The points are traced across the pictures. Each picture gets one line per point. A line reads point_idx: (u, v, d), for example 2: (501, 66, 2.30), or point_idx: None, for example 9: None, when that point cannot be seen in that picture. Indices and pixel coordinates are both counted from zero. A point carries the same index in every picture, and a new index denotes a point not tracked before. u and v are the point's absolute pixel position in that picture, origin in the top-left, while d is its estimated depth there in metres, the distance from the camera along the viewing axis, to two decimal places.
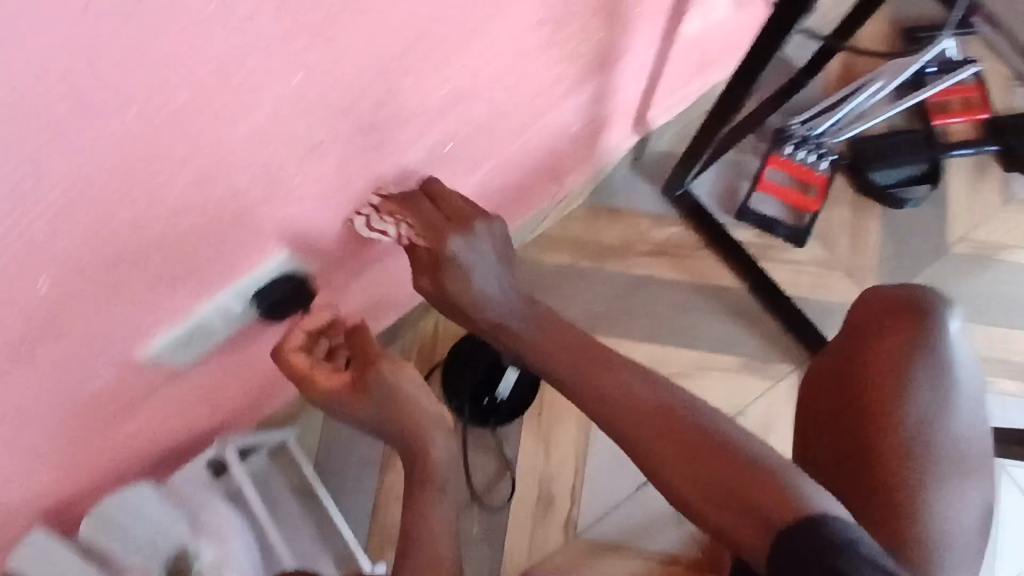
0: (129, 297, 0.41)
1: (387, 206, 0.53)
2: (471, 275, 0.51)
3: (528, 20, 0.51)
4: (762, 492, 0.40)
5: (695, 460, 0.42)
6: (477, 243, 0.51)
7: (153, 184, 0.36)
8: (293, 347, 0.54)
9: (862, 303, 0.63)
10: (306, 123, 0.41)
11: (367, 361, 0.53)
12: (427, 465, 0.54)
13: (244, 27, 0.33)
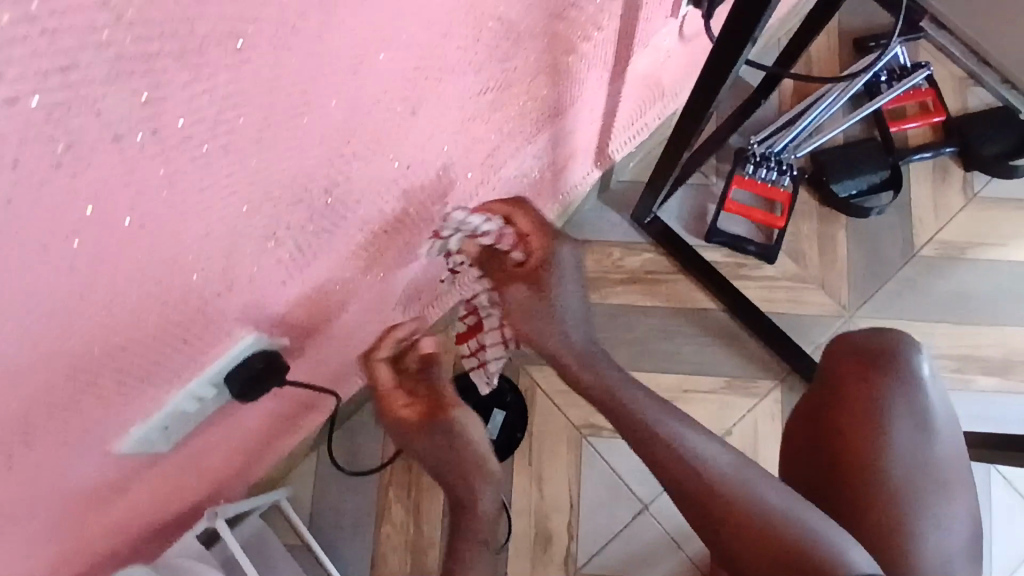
0: (85, 418, 0.42)
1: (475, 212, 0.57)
2: (563, 290, 0.56)
3: (467, 90, 0.46)
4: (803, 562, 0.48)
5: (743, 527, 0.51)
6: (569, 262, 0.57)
7: (86, 326, 0.35)
8: (381, 356, 0.59)
9: (830, 355, 0.64)
10: (241, 240, 0.40)
11: (439, 403, 0.59)
12: (473, 514, 0.58)
13: (170, 183, 0.32)
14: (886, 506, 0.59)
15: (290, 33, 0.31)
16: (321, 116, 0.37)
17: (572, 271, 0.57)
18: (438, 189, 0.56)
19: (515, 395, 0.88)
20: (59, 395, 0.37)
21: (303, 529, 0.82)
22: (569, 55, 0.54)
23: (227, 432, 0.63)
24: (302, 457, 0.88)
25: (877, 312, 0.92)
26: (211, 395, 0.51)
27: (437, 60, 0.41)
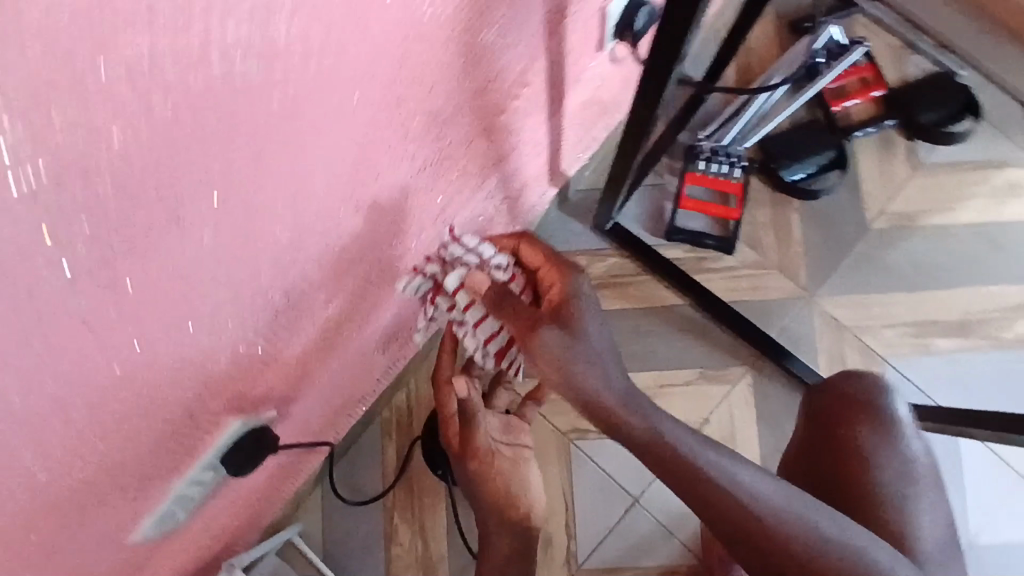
0: (98, 524, 0.46)
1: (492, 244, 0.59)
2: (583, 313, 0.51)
3: (404, 173, 0.49)
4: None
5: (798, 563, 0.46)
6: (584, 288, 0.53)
7: (88, 457, 0.39)
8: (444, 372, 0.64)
9: (815, 398, 0.70)
10: (213, 351, 0.44)
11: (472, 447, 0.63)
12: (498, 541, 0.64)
13: (134, 333, 0.35)
14: (863, 512, 0.65)
15: (226, 192, 0.34)
16: (267, 235, 0.40)
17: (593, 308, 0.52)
18: (396, 254, 0.60)
19: None
20: (73, 514, 0.42)
21: (318, 562, 0.87)
22: (501, 114, 0.57)
23: (233, 495, 0.68)
24: (308, 495, 0.93)
25: (837, 290, 0.96)
26: (211, 476, 0.55)
27: (370, 162, 0.45)
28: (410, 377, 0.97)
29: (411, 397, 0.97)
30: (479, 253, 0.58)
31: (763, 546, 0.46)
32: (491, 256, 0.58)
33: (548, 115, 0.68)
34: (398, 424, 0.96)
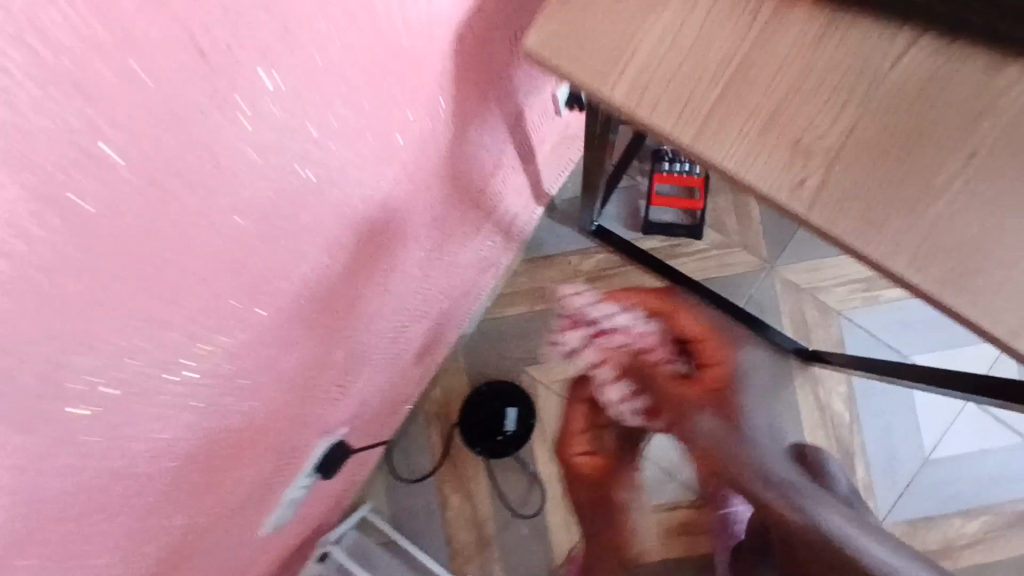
0: (247, 526, 0.68)
1: None
2: None
3: (419, 254, 0.68)
4: None
5: None
6: None
7: (241, 487, 0.60)
8: None
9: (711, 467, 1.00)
10: (309, 403, 0.65)
11: None
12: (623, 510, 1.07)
13: (261, 410, 0.55)
14: None
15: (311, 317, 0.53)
16: (335, 326, 0.60)
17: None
18: (419, 301, 0.79)
19: (521, 393, 1.16)
20: (233, 521, 0.63)
21: (390, 531, 1.11)
22: (487, 188, 0.74)
23: (324, 492, 0.89)
24: (374, 478, 1.16)
25: (795, 258, 1.13)
26: (311, 480, 0.77)
27: (397, 259, 0.64)
28: (442, 372, 1.18)
29: (445, 389, 1.18)
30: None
31: None
32: None
33: (520, 160, 0.79)
34: (439, 412, 1.17)
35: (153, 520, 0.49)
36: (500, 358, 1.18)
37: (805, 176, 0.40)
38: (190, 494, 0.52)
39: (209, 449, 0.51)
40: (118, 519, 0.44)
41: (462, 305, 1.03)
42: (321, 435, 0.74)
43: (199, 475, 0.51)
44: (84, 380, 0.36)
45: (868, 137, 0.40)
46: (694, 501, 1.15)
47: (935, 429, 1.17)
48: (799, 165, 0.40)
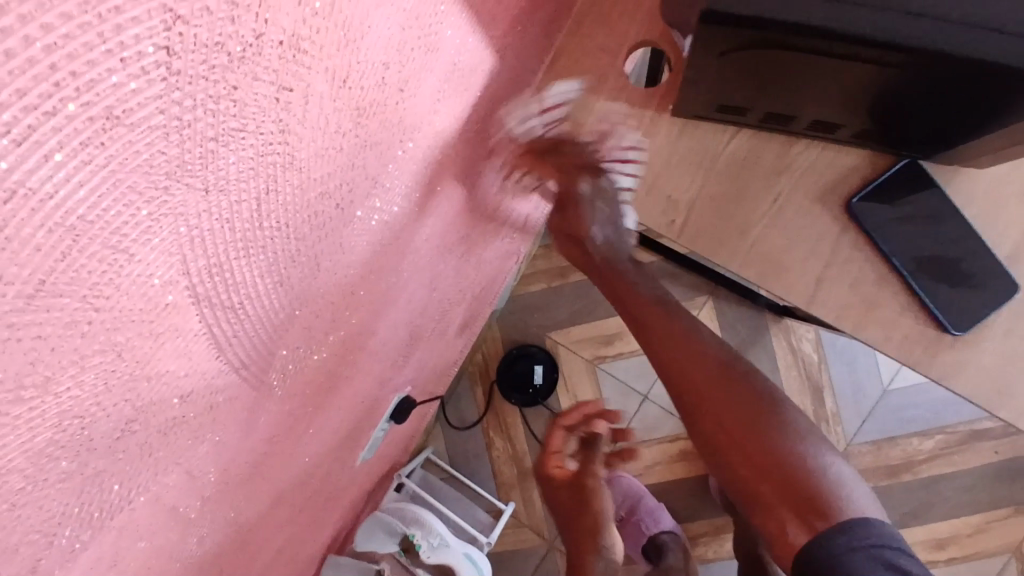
0: (348, 456, 0.99)
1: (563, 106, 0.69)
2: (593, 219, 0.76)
3: (455, 259, 0.96)
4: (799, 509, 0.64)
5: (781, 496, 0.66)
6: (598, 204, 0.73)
7: (345, 427, 0.90)
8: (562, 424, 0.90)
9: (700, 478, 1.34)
10: (387, 368, 0.94)
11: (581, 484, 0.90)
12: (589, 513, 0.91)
13: (358, 377, 0.84)
14: None
15: (388, 313, 0.82)
16: (403, 316, 0.89)
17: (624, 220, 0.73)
18: (457, 290, 1.07)
19: (546, 353, 1.44)
20: (341, 451, 0.94)
21: (448, 468, 1.44)
22: (501, 205, 1.02)
23: (396, 436, 1.20)
24: (432, 426, 1.47)
25: None
26: (387, 424, 1.08)
27: (441, 267, 0.92)
28: (481, 340, 1.47)
29: (484, 353, 1.47)
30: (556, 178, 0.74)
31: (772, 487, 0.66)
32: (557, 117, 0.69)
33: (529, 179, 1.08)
34: (480, 372, 1.47)
35: (302, 451, 0.78)
36: (527, 326, 1.46)
37: (674, 219, 0.67)
38: (319, 434, 0.81)
39: (329, 405, 0.80)
40: (285, 453, 0.73)
41: (493, 287, 1.31)
42: (393, 392, 1.04)
43: (324, 421, 0.81)
44: (280, 385, 0.62)
45: (714, 190, 0.66)
46: None
47: (896, 373, 1.41)
48: (671, 213, 0.67)
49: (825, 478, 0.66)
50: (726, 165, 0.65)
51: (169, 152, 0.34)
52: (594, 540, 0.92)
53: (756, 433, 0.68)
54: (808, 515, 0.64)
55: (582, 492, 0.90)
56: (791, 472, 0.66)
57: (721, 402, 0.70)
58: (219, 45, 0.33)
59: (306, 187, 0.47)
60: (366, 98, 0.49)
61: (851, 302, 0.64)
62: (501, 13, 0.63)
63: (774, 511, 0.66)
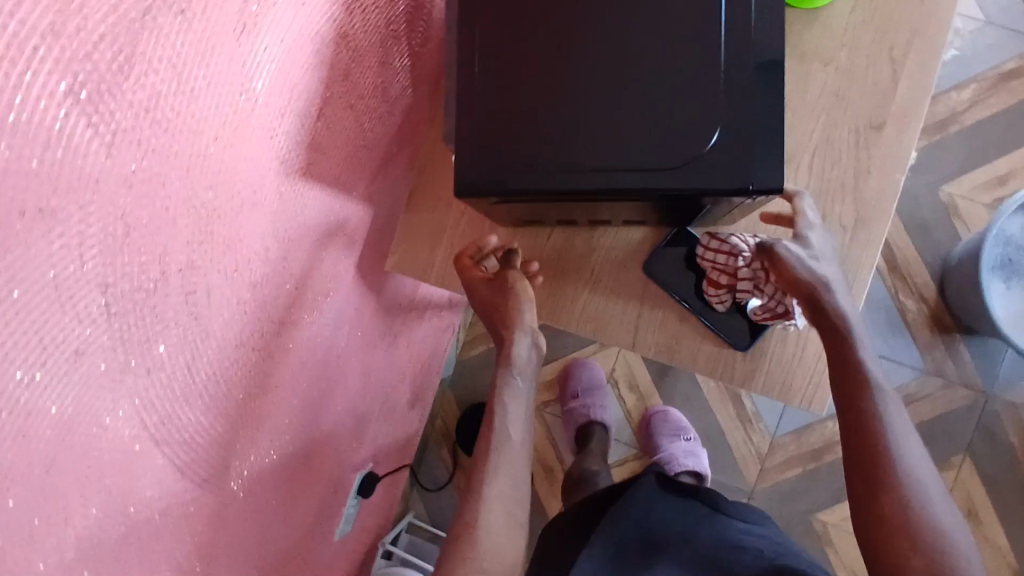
0: (325, 534, 1.16)
1: (719, 242, 0.79)
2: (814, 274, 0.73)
3: (386, 350, 1.17)
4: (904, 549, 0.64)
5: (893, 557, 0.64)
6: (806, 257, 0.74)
7: (314, 510, 1.08)
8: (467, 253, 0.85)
9: None
10: (344, 451, 1.13)
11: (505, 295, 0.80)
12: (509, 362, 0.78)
13: (315, 465, 1.03)
14: None
15: (331, 409, 1.02)
16: (347, 408, 1.08)
17: (807, 250, 0.75)
18: (397, 372, 1.27)
19: None
20: (315, 531, 1.11)
21: (430, 528, 1.59)
22: (417, 298, 1.23)
23: (371, 507, 1.36)
24: (409, 493, 1.64)
25: None
26: (356, 500, 1.25)
27: (373, 359, 1.12)
28: (438, 408, 1.66)
29: (443, 417, 1.66)
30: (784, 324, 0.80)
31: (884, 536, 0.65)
32: (718, 248, 0.79)
33: None
34: (443, 436, 1.65)
35: (276, 534, 0.96)
36: (475, 386, 1.66)
37: None
38: (289, 521, 0.99)
39: (293, 492, 0.98)
40: (261, 540, 0.91)
41: (435, 360, 1.50)
42: (355, 470, 1.22)
43: (291, 509, 0.98)
44: (241, 485, 0.80)
45: (547, 272, 0.86)
46: (638, 456, 1.62)
47: None
48: None
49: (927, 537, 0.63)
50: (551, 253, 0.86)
51: (119, 357, 0.53)
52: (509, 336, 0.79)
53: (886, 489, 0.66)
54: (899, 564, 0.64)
55: (502, 285, 0.80)
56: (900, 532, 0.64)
57: (865, 418, 0.70)
58: (137, 287, 0.53)
59: (225, 344, 0.67)
60: (257, 274, 0.69)
61: (661, 338, 0.84)
62: (359, 175, 0.84)
63: (898, 557, 0.64)
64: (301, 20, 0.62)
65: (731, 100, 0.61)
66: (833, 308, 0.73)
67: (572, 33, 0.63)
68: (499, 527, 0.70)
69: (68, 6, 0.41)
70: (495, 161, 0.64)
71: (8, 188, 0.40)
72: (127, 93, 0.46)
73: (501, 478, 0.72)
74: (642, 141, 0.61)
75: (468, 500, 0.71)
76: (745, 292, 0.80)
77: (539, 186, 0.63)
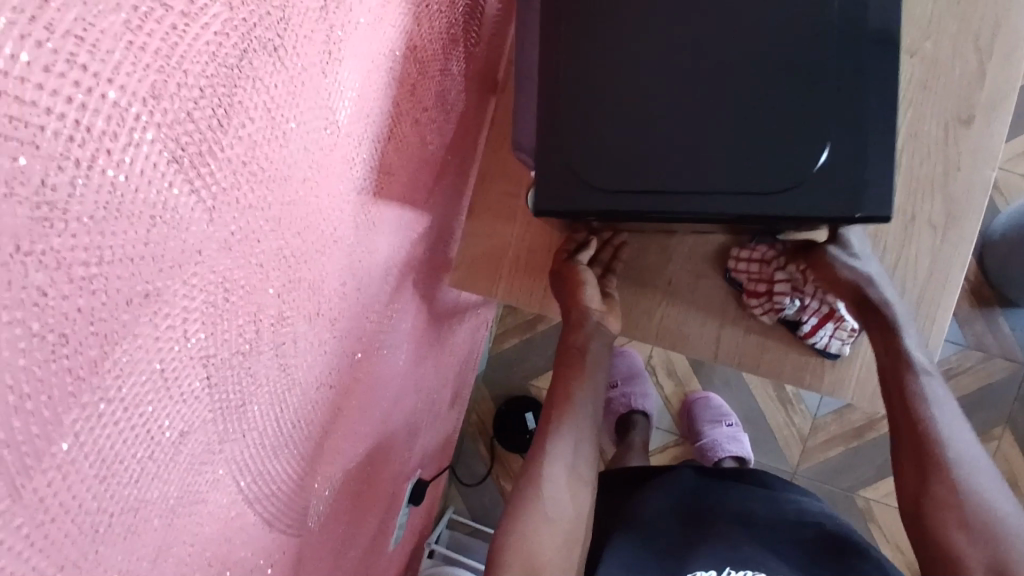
0: (382, 545, 1.13)
1: (751, 255, 0.82)
2: (855, 266, 0.75)
3: (434, 357, 1.13)
4: (944, 533, 0.65)
5: (935, 539, 0.65)
6: (847, 251, 0.76)
7: (373, 526, 1.05)
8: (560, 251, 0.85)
9: None
10: (399, 463, 1.10)
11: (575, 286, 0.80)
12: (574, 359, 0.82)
13: (375, 484, 1.00)
14: None
15: (390, 426, 0.98)
16: (403, 421, 1.05)
17: (848, 251, 0.76)
18: (441, 376, 1.23)
19: (532, 400, 1.59)
20: (374, 546, 1.08)
21: (472, 523, 1.57)
22: (462, 300, 1.18)
23: (418, 512, 1.34)
24: (449, 489, 1.62)
25: None
26: (407, 508, 1.22)
27: (424, 368, 1.08)
28: (474, 402, 1.63)
29: (478, 412, 1.63)
30: (828, 329, 0.79)
31: (925, 520, 0.66)
32: (751, 258, 0.82)
33: None
34: (480, 430, 1.63)
35: (342, 560, 0.93)
36: (510, 379, 1.62)
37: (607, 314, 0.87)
38: (353, 543, 0.96)
39: (356, 515, 0.94)
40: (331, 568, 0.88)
41: (472, 356, 1.46)
42: (406, 480, 1.18)
43: (355, 531, 0.96)
44: (316, 521, 0.77)
45: (626, 281, 0.86)
46: (680, 441, 1.61)
47: None
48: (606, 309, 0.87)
49: (969, 519, 0.64)
50: (615, 254, 0.85)
51: (218, 427, 0.49)
52: (586, 323, 0.81)
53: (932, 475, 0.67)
54: (939, 548, 0.65)
55: (567, 278, 0.81)
56: (942, 515, 0.65)
57: (913, 412, 0.70)
58: (234, 351, 0.48)
59: (308, 390, 0.63)
60: (335, 311, 0.64)
61: (749, 349, 0.84)
62: (420, 189, 0.79)
63: (951, 539, 0.64)
64: (378, 39, 0.57)
65: (848, 129, 0.62)
66: (879, 299, 0.74)
67: (684, 61, 0.64)
68: (563, 480, 0.76)
69: (168, 62, 0.35)
70: (611, 181, 0.65)
71: (113, 281, 0.35)
72: (225, 149, 0.41)
73: (565, 441, 0.78)
74: (758, 166, 0.62)
75: (536, 454, 0.77)
76: (784, 296, 0.80)
77: (651, 207, 0.64)
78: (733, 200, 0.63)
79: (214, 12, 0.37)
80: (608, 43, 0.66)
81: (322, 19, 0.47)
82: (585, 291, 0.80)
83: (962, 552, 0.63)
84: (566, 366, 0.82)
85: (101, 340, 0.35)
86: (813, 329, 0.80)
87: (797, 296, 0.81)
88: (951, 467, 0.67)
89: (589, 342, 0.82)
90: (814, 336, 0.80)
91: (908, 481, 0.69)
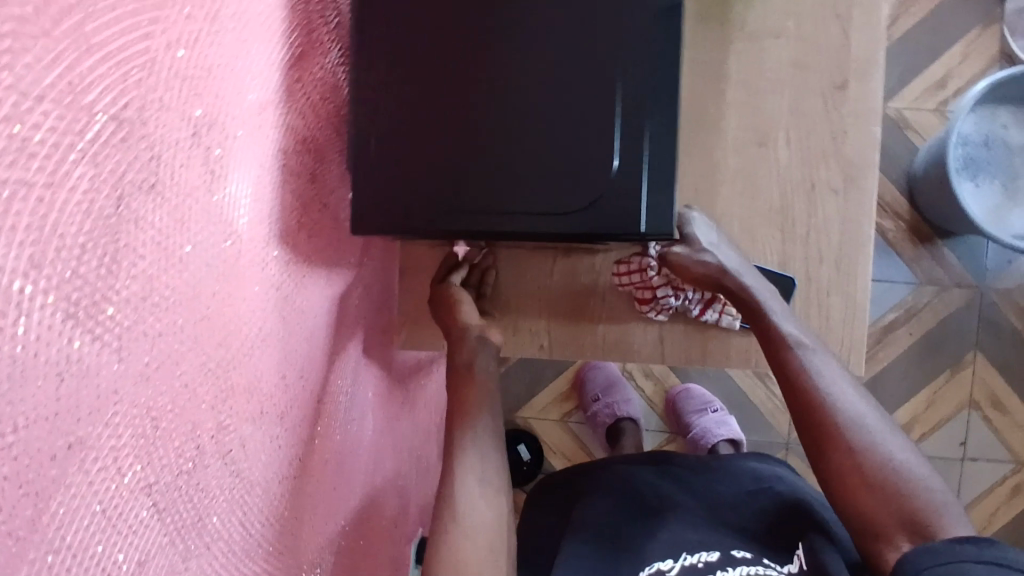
0: None
1: (626, 267, 0.84)
2: (706, 258, 0.80)
3: (407, 414, 1.15)
4: (859, 502, 0.67)
5: (850, 507, 0.68)
6: (697, 245, 0.80)
7: None
8: (437, 279, 0.88)
9: None
10: (395, 526, 1.11)
11: (454, 304, 0.84)
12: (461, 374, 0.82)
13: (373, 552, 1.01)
14: None
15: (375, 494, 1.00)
16: (388, 485, 1.06)
17: (696, 247, 0.80)
18: (420, 430, 1.24)
19: (523, 432, 1.61)
20: None
21: None
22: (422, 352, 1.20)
23: None
24: None
25: None
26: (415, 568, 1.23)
27: (398, 429, 1.10)
28: None
29: None
30: (715, 308, 0.86)
31: (838, 492, 0.69)
32: (626, 270, 0.84)
33: None
34: None
35: None
36: None
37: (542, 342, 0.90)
38: None
39: None
40: None
41: None
42: (407, 542, 1.19)
43: None
44: None
45: (515, 300, 0.90)
46: (671, 438, 1.63)
47: None
48: (540, 340, 0.90)
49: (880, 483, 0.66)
50: (482, 280, 0.89)
51: (178, 546, 0.51)
52: (467, 339, 0.83)
53: (834, 449, 0.70)
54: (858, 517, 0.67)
55: (445, 303, 0.85)
56: (852, 483, 0.68)
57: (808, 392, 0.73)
58: (177, 473, 0.50)
59: (269, 487, 0.64)
60: (278, 405, 0.66)
61: (692, 344, 0.88)
62: (346, 267, 0.81)
63: (861, 504, 0.67)
64: (261, 143, 0.59)
65: None
66: (738, 287, 0.80)
67: (551, 87, 0.64)
68: (474, 490, 0.74)
69: (42, 232, 0.37)
70: (487, 209, 0.66)
71: (32, 443, 0.37)
72: (121, 291, 0.43)
73: (470, 460, 0.76)
74: (632, 186, 0.64)
75: (446, 473, 0.76)
76: (668, 295, 0.85)
77: (525, 231, 0.66)
78: (588, 221, 0.64)
79: (79, 173, 0.40)
80: (473, 86, 0.65)
81: (196, 143, 0.50)
82: (461, 307, 0.84)
83: (873, 517, 0.66)
84: (457, 390, 0.82)
85: (34, 500, 0.37)
86: (702, 311, 0.86)
87: (680, 292, 0.86)
88: (851, 432, 0.70)
89: (473, 355, 0.83)
90: (704, 317, 0.86)
91: (815, 456, 0.71)
